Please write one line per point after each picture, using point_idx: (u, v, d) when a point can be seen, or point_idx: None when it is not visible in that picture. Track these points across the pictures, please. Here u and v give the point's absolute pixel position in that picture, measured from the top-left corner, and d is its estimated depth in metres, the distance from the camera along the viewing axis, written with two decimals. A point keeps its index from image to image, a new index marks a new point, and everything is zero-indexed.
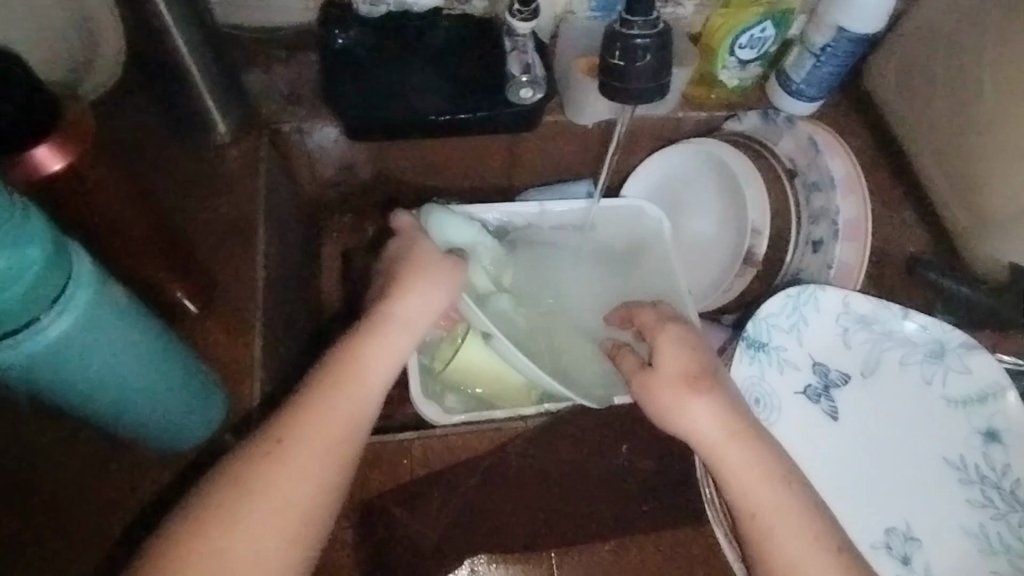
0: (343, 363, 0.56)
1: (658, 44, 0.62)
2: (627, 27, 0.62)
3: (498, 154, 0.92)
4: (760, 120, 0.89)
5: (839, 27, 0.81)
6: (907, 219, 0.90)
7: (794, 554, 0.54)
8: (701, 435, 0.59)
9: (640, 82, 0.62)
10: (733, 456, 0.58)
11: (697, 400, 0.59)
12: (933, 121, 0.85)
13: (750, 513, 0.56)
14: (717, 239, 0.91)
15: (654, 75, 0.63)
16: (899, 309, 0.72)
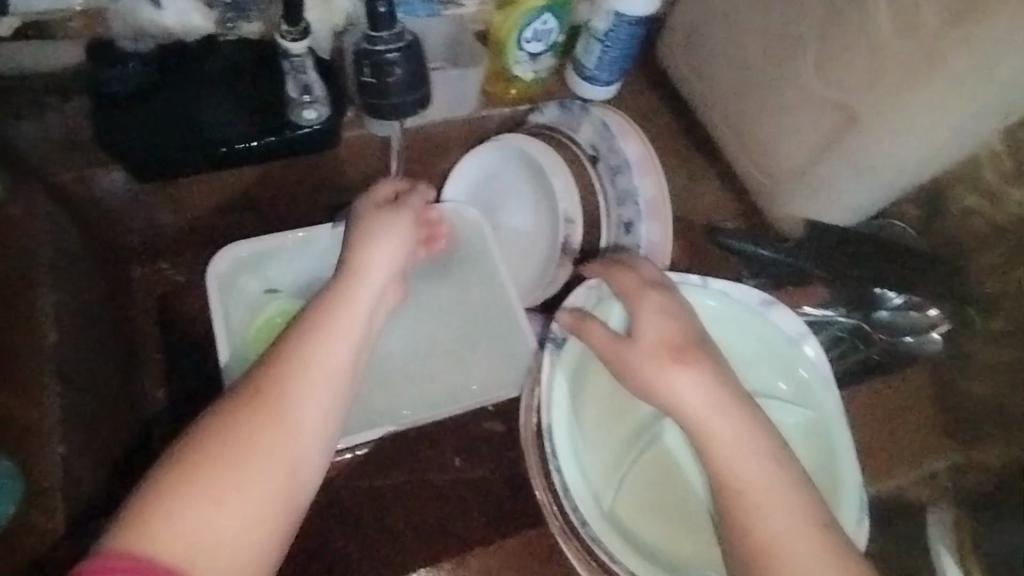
0: (308, 334, 0.58)
1: (410, 56, 0.61)
2: (374, 42, 0.61)
3: (306, 175, 0.89)
4: (559, 111, 0.90)
5: (615, 12, 0.83)
6: (715, 186, 0.92)
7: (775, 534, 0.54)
8: (689, 404, 0.59)
9: (401, 96, 0.63)
10: (746, 466, 0.56)
11: (680, 370, 0.60)
12: (721, 94, 0.88)
13: (755, 502, 0.55)
14: (537, 232, 0.91)
15: (415, 84, 0.63)
16: (693, 279, 0.76)
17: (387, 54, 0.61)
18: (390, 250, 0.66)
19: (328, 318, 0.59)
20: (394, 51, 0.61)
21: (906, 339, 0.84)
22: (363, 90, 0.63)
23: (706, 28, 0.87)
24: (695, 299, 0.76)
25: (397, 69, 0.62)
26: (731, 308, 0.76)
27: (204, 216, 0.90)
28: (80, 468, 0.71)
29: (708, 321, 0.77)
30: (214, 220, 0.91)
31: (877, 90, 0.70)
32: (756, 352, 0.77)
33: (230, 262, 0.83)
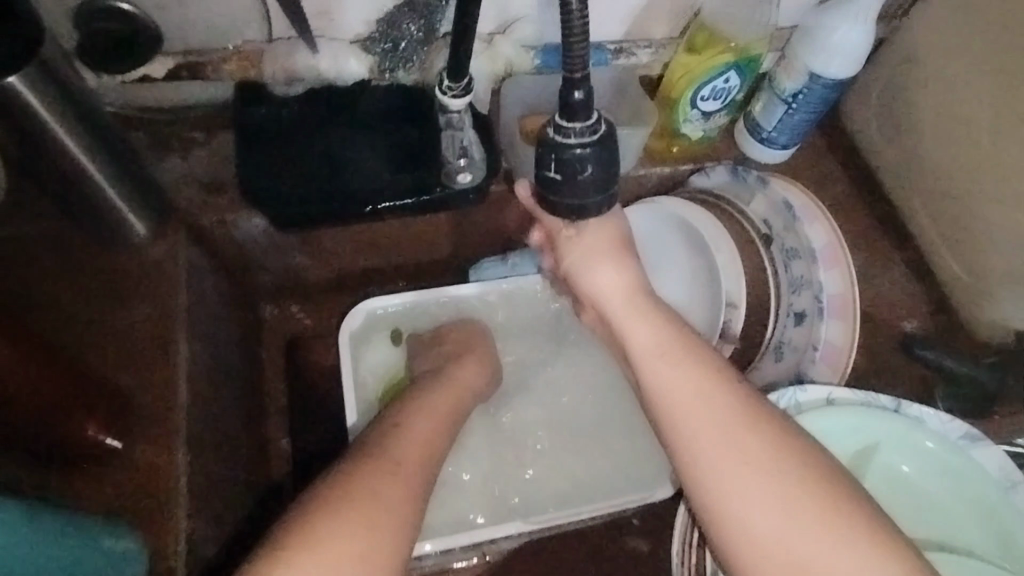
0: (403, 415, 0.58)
1: (603, 155, 0.51)
2: (564, 135, 0.51)
3: (446, 228, 0.83)
4: (729, 177, 0.81)
5: (811, 73, 0.73)
6: (901, 274, 0.80)
7: (755, 528, 0.48)
8: (635, 344, 0.55)
9: (585, 197, 0.53)
10: (664, 369, 0.53)
11: (636, 321, 0.57)
12: (920, 172, 0.76)
13: (704, 466, 0.50)
14: (690, 308, 0.81)
15: (603, 185, 0.52)
16: (887, 401, 0.67)
17: (576, 152, 0.50)
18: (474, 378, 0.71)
19: (425, 404, 0.61)
20: (585, 149, 0.50)
21: None
22: (541, 184, 0.53)
23: (912, 94, 0.75)
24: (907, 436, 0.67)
25: (585, 166, 0.52)
26: (942, 453, 0.67)
27: (337, 261, 0.86)
28: (209, 542, 0.66)
29: (913, 462, 0.67)
30: (346, 266, 0.86)
31: None
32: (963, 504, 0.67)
33: (364, 320, 0.79)
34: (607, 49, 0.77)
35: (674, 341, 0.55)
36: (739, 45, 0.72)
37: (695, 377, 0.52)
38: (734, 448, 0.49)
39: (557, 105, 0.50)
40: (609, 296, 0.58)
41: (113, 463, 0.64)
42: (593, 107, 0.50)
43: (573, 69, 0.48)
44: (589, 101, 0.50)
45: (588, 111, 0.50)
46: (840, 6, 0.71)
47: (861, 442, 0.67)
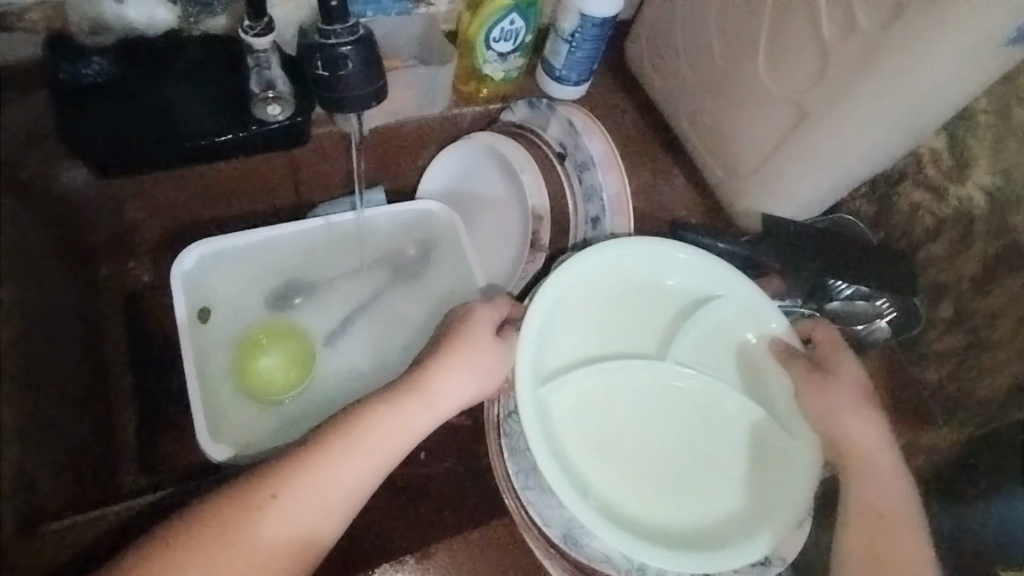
0: (342, 439, 0.64)
1: (362, 52, 0.60)
2: (326, 37, 0.60)
3: (279, 173, 0.90)
4: (529, 109, 0.93)
5: (581, 12, 0.86)
6: (678, 181, 0.96)
7: (872, 446, 0.71)
8: (847, 440, 0.71)
9: (351, 92, 0.61)
10: (857, 432, 0.71)
11: (858, 420, 0.71)
12: (677, 94, 0.92)
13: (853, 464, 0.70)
14: (508, 209, 0.94)
15: (367, 81, 0.61)
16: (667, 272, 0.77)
17: (340, 47, 0.60)
18: (461, 386, 0.69)
19: (374, 436, 0.65)
20: (348, 45, 0.60)
21: (858, 326, 0.88)
22: (315, 84, 0.62)
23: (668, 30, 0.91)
24: (716, 277, 0.77)
25: (348, 63, 0.61)
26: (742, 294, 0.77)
27: (174, 214, 0.90)
28: (44, 478, 0.69)
29: (694, 291, 0.78)
30: (185, 218, 0.91)
31: (826, 91, 0.73)
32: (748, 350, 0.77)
33: (195, 261, 0.84)
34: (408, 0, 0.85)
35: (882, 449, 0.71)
36: None
37: (894, 466, 0.71)
38: (909, 539, 0.67)
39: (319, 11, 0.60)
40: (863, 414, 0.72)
41: None
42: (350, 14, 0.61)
43: None
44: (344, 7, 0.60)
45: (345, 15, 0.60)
46: None
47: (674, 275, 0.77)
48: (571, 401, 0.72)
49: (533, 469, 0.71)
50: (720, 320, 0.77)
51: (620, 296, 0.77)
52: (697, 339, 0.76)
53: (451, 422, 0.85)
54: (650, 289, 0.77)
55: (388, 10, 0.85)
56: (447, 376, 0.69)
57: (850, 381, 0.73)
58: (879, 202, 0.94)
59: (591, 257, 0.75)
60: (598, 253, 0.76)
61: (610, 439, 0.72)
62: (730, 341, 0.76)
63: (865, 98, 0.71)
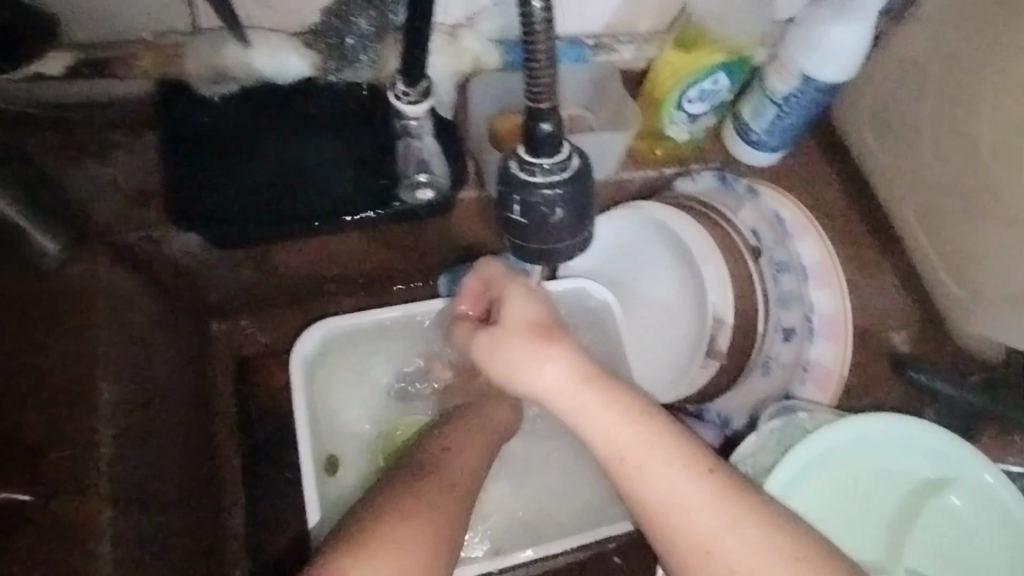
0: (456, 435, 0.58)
1: (576, 194, 0.46)
2: (530, 172, 0.46)
3: (411, 244, 0.75)
4: (716, 183, 0.75)
5: (803, 74, 0.68)
6: (892, 287, 0.77)
7: (559, 380, 0.51)
8: (545, 393, 0.51)
9: (555, 241, 0.48)
10: (609, 425, 0.49)
11: (548, 356, 0.52)
12: (910, 181, 0.72)
13: (619, 458, 0.48)
14: (680, 301, 0.76)
15: (576, 229, 0.48)
16: (909, 423, 0.60)
17: (546, 189, 0.46)
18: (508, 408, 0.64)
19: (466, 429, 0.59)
20: (557, 189, 0.45)
21: None
22: (504, 225, 0.48)
23: (912, 96, 0.70)
24: (960, 464, 0.62)
25: (555, 208, 0.46)
26: (995, 490, 0.61)
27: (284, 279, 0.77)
28: None
29: (936, 468, 0.62)
30: (296, 282, 0.78)
31: None
32: (1002, 539, 0.61)
33: (318, 342, 0.71)
34: (585, 44, 0.70)
35: (641, 440, 0.48)
36: (730, 47, 0.67)
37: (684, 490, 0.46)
38: (683, 532, 0.46)
39: (522, 137, 0.46)
40: (556, 398, 0.51)
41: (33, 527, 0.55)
42: (562, 142, 0.46)
43: (543, 101, 0.44)
44: (559, 134, 0.45)
45: (557, 145, 0.46)
46: (834, 5, 0.66)
47: (918, 460, 0.61)
48: None
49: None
50: (966, 521, 0.61)
51: (855, 487, 0.60)
52: (935, 548, 0.61)
53: None
54: (886, 470, 0.61)
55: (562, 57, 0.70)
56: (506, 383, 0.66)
57: (505, 351, 0.54)
58: None
59: (814, 444, 0.58)
60: (839, 432, 0.59)
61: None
62: (976, 531, 0.61)
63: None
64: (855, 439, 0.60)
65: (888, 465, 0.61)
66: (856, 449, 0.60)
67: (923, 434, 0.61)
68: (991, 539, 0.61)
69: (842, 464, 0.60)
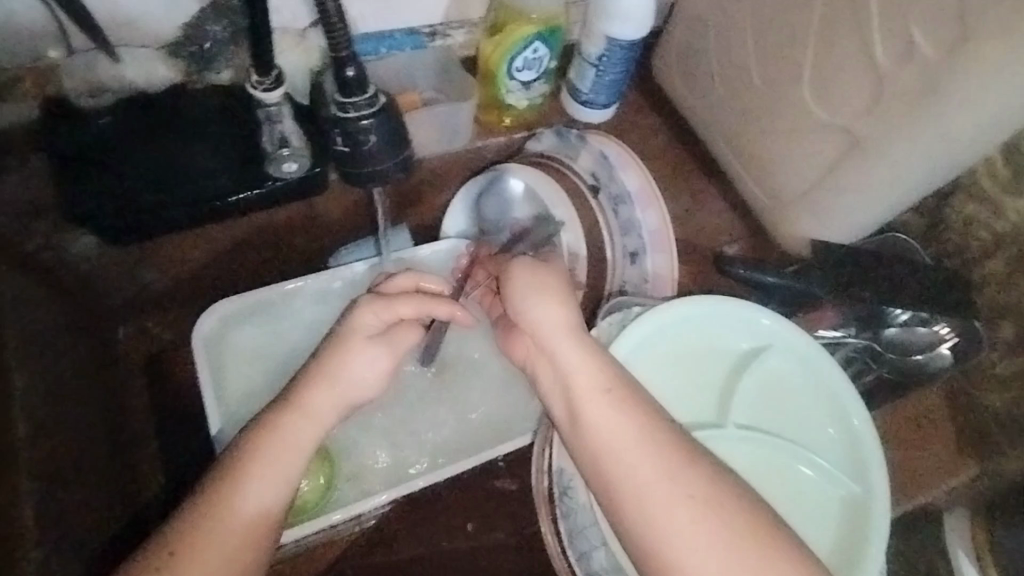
0: (228, 479, 0.58)
1: (383, 123, 0.56)
2: (344, 110, 0.55)
3: (303, 225, 0.86)
4: (556, 139, 0.88)
5: (607, 37, 0.81)
6: (717, 206, 0.91)
7: (534, 321, 0.65)
8: (539, 324, 0.65)
9: (378, 164, 0.57)
10: (579, 365, 0.61)
11: (532, 300, 0.66)
12: (713, 114, 0.87)
13: (603, 389, 0.60)
14: None
15: (393, 151, 0.57)
16: (718, 301, 0.70)
17: (359, 121, 0.55)
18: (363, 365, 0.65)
19: (271, 457, 0.60)
20: (368, 119, 0.55)
21: (917, 356, 0.83)
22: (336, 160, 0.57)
23: (701, 42, 0.85)
24: (750, 322, 0.71)
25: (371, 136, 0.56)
26: (780, 333, 0.72)
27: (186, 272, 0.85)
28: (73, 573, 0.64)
29: (750, 339, 0.72)
30: (200, 274, 0.86)
31: (880, 113, 0.68)
32: (812, 390, 0.71)
33: (217, 321, 0.79)
34: (422, 32, 0.81)
35: (610, 381, 0.60)
36: (541, 17, 0.79)
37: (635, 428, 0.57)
38: (630, 460, 0.56)
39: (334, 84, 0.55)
40: (544, 328, 0.64)
41: None
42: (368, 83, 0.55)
43: (340, 50, 0.53)
44: (362, 76, 0.55)
45: (362, 85, 0.55)
46: None
47: (721, 329, 0.72)
48: None
49: (599, 547, 0.62)
50: (774, 369, 0.72)
51: (674, 360, 0.70)
52: (754, 398, 0.71)
53: (494, 484, 0.79)
54: (706, 346, 0.71)
55: (404, 46, 0.81)
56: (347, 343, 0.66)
57: (523, 292, 0.66)
58: (928, 215, 0.89)
59: (638, 328, 0.68)
60: (644, 323, 0.69)
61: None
62: (790, 386, 0.72)
63: (932, 121, 0.65)
64: (671, 321, 0.70)
65: (708, 341, 0.71)
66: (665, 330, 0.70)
67: (735, 311, 0.71)
68: (803, 390, 0.71)
69: (665, 344, 0.70)
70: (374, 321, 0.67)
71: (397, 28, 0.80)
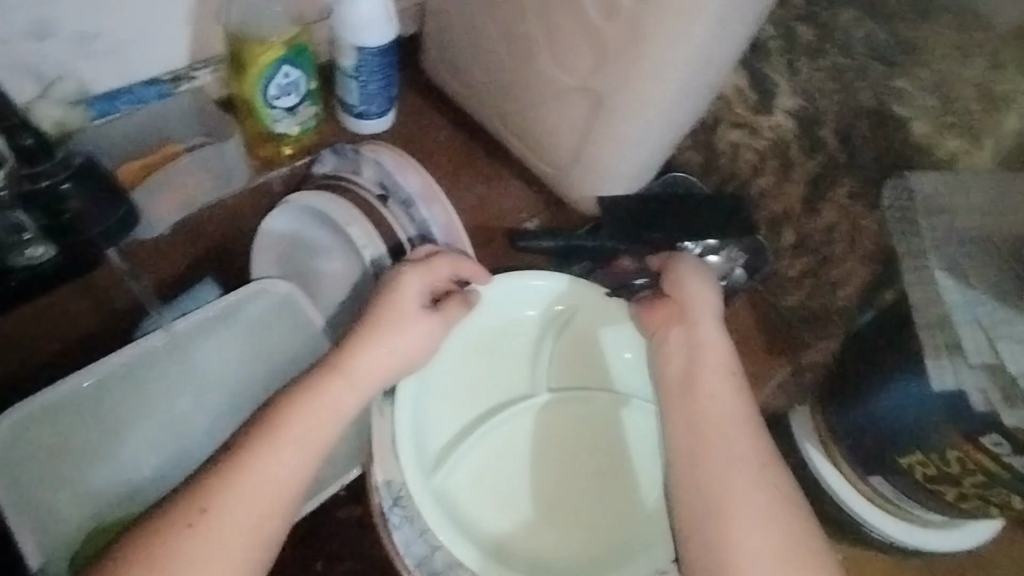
0: (269, 442, 0.59)
1: (83, 184, 0.69)
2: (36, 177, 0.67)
3: (91, 303, 0.82)
4: (336, 158, 0.87)
5: (355, 48, 0.81)
6: (513, 184, 0.94)
7: (699, 298, 0.71)
8: (697, 302, 0.71)
9: (102, 224, 0.71)
10: (704, 329, 0.69)
11: (706, 287, 0.72)
12: (481, 99, 0.90)
13: (728, 371, 0.67)
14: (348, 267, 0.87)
15: (114, 214, 0.71)
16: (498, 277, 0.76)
17: (60, 185, 0.68)
18: (381, 356, 0.65)
19: (297, 428, 0.60)
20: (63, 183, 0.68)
21: (718, 283, 0.89)
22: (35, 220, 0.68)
23: (451, 31, 0.87)
24: (532, 288, 0.78)
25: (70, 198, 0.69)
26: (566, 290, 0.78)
27: None
28: None
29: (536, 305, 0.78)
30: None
31: (609, 69, 0.73)
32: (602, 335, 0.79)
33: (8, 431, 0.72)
34: (162, 80, 0.80)
35: (712, 369, 0.67)
36: (283, 41, 0.78)
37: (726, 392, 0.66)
38: (716, 462, 0.62)
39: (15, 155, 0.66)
40: (700, 306, 0.71)
41: None
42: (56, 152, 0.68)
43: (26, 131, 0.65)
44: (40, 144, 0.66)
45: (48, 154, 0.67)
46: None
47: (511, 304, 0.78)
48: (466, 474, 0.72)
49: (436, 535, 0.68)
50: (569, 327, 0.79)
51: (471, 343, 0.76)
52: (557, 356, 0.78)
53: None
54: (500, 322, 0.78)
55: (146, 99, 0.79)
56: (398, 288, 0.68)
57: (688, 278, 0.73)
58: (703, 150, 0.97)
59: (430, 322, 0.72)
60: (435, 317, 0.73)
61: (498, 457, 0.74)
62: (582, 338, 0.79)
63: (655, 62, 0.69)
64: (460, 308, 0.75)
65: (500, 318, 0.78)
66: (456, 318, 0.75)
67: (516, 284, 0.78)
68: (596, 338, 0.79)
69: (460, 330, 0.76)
70: (423, 294, 0.69)
71: (133, 79, 0.79)
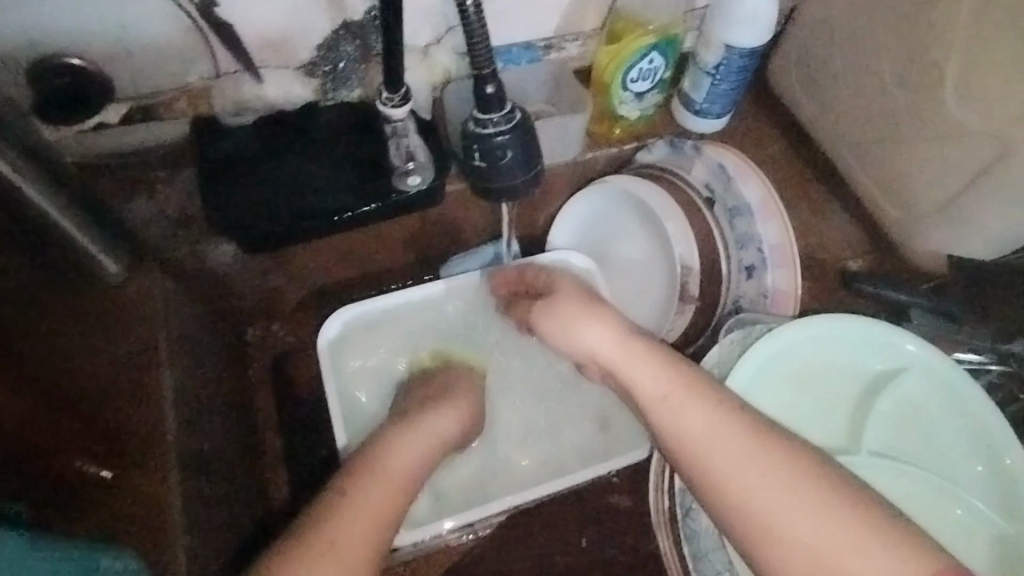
0: (343, 485, 0.59)
1: (520, 138, 0.59)
2: (482, 125, 0.58)
3: (415, 236, 0.88)
4: (669, 150, 0.86)
5: (726, 45, 0.78)
6: (838, 217, 0.87)
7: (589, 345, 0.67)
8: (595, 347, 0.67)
9: (512, 178, 0.61)
10: (635, 374, 0.63)
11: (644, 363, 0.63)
12: (832, 121, 0.83)
13: (661, 396, 0.60)
14: (651, 263, 0.87)
15: (526, 167, 0.61)
16: (862, 320, 0.67)
17: (498, 136, 0.58)
18: (441, 423, 0.70)
19: (350, 513, 0.57)
20: (503, 135, 0.58)
21: None
22: (472, 172, 0.61)
23: (825, 41, 0.80)
24: (894, 347, 0.68)
25: (506, 151, 0.59)
26: (932, 363, 0.67)
27: (303, 278, 0.89)
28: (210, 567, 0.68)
29: (887, 361, 0.69)
30: (317, 281, 0.90)
31: None
32: (957, 419, 0.67)
33: (340, 328, 0.81)
34: (536, 47, 0.83)
35: (676, 385, 0.60)
36: (659, 29, 0.78)
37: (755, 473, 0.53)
38: (778, 508, 0.51)
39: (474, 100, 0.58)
40: (607, 352, 0.66)
41: (107, 496, 0.65)
42: (507, 100, 0.59)
43: (482, 67, 0.56)
44: (500, 93, 0.57)
45: (501, 102, 0.58)
46: None
47: (860, 351, 0.69)
48: None
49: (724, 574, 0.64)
50: (917, 397, 0.68)
51: (810, 377, 0.68)
52: (893, 422, 0.68)
53: (607, 501, 0.83)
54: (846, 366, 0.69)
55: (519, 60, 0.83)
56: (423, 425, 0.69)
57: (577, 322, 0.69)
58: None
59: (776, 341, 0.66)
60: (780, 339, 0.67)
61: None
62: (933, 414, 0.68)
63: None
64: (810, 338, 0.68)
65: (846, 361, 0.69)
66: (799, 350, 0.68)
67: (876, 335, 0.68)
68: (953, 418, 0.68)
69: (801, 361, 0.68)
70: (441, 426, 0.70)
71: (516, 40, 0.82)
